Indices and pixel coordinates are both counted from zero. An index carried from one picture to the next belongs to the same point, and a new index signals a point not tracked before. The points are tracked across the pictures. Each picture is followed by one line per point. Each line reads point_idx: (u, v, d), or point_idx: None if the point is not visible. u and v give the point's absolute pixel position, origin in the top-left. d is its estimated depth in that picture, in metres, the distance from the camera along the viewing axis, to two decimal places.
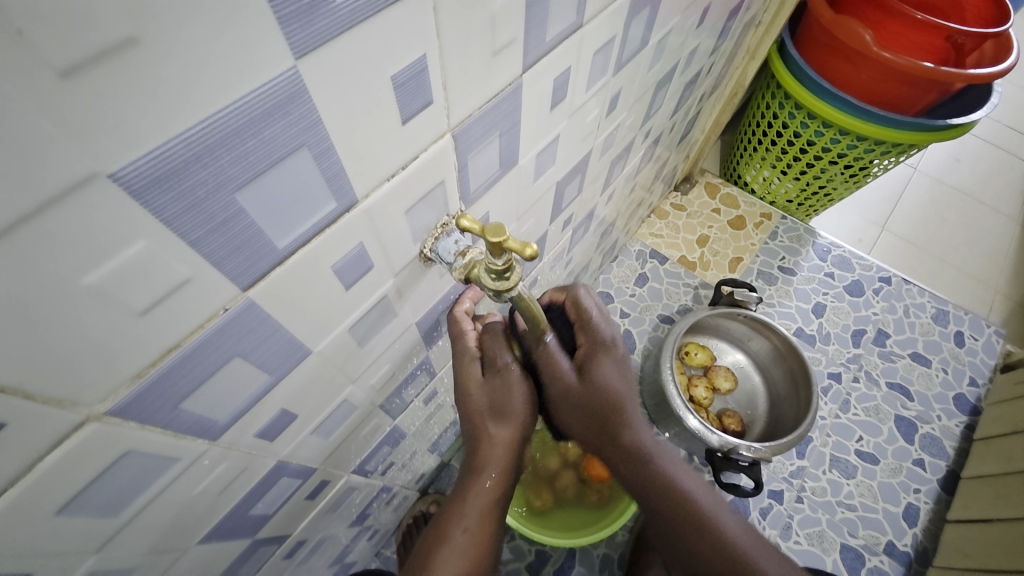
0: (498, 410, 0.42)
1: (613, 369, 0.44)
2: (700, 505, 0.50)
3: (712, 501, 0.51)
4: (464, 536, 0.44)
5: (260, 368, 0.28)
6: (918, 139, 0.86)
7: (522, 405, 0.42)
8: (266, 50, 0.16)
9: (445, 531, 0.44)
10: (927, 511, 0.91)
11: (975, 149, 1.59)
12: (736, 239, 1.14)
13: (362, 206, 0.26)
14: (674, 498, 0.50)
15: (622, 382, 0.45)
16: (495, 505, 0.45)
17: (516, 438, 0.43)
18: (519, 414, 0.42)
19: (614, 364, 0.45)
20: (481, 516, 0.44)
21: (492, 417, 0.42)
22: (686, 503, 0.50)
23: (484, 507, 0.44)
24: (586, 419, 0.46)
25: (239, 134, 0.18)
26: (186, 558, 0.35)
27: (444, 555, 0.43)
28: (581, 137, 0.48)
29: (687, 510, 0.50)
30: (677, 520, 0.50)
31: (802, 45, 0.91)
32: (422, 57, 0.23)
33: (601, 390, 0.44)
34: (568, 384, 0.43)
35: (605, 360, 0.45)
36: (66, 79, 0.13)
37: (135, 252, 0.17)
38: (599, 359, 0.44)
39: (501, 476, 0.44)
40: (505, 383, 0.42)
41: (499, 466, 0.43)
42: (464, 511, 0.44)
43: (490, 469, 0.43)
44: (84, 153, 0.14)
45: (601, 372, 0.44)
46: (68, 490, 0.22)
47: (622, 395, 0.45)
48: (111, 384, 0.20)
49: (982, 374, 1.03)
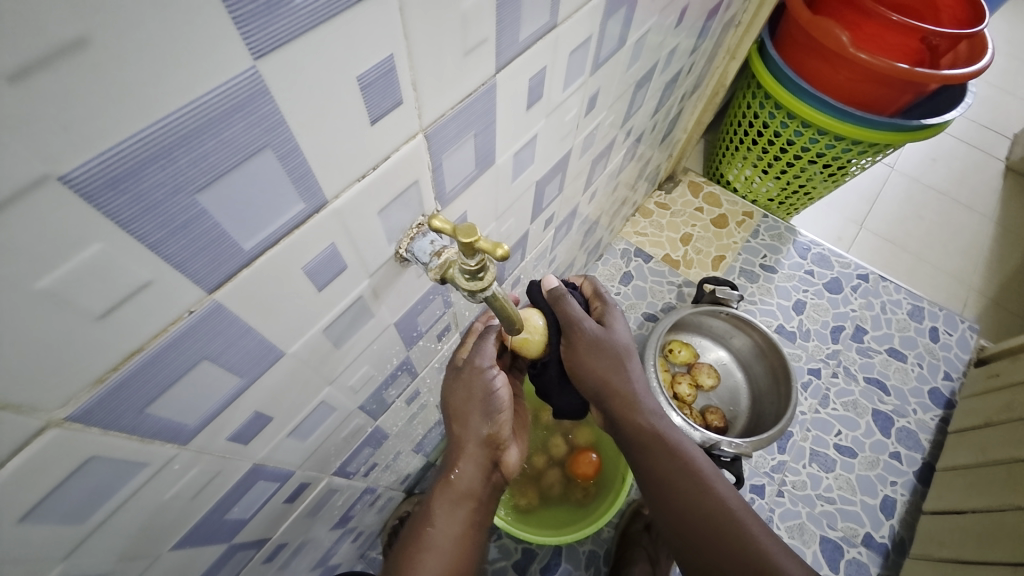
0: (463, 413, 0.46)
1: (620, 326, 0.52)
2: (702, 472, 0.51)
3: (712, 470, 0.53)
4: (430, 531, 0.46)
5: (230, 371, 0.27)
6: (894, 138, 0.88)
7: (478, 411, 0.46)
8: (224, 50, 0.16)
9: (421, 531, 0.47)
10: (904, 502, 0.93)
11: (950, 149, 1.63)
12: (719, 238, 1.16)
13: (332, 207, 0.25)
14: (677, 460, 0.51)
15: (627, 340, 0.52)
16: (466, 503, 0.47)
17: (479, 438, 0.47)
18: (476, 418, 0.46)
19: (620, 323, 0.52)
20: (449, 513, 0.47)
21: (455, 419, 0.47)
22: (687, 466, 0.51)
23: (460, 501, 0.47)
24: (603, 367, 0.49)
25: (200, 135, 0.17)
26: (160, 565, 0.35)
27: (422, 552, 0.45)
28: (560, 137, 0.48)
29: (689, 474, 0.51)
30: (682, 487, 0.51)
31: (782, 46, 0.92)
32: (389, 57, 0.22)
33: (614, 338, 0.50)
34: (586, 332, 0.48)
35: (614, 319, 0.52)
36: (9, 81, 0.13)
37: (90, 255, 0.17)
38: (611, 317, 0.52)
39: (471, 473, 0.47)
40: (467, 383, 0.46)
41: (471, 462, 0.47)
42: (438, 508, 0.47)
43: (462, 465, 0.47)
44: (31, 155, 0.14)
45: (612, 327, 0.51)
46: (28, 498, 0.22)
47: (628, 350, 0.51)
48: (70, 389, 0.20)
49: (956, 368, 1.05)
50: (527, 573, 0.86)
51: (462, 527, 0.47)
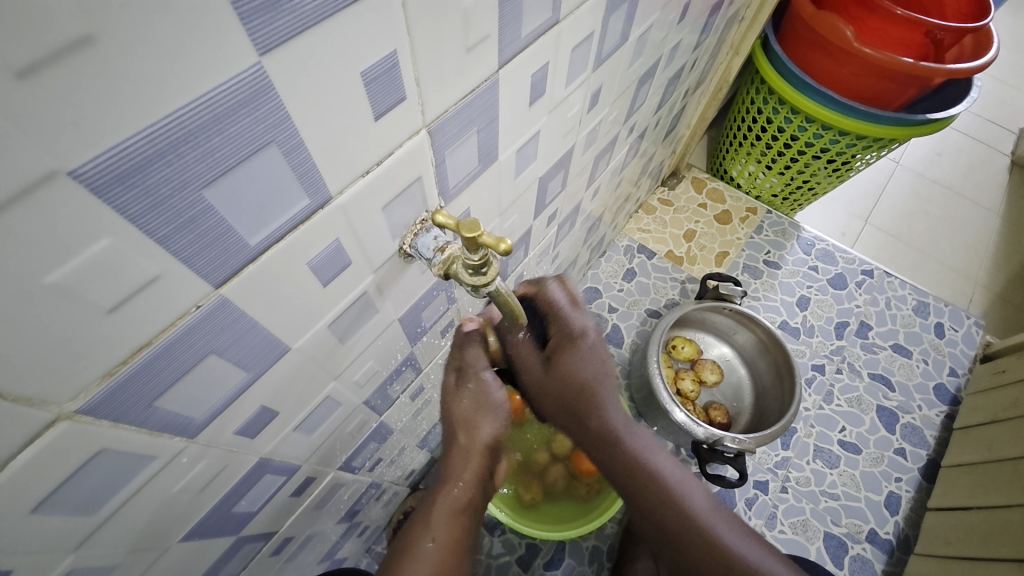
0: (469, 420, 0.43)
1: (580, 359, 0.46)
2: (670, 485, 0.50)
3: (683, 478, 0.51)
4: (431, 546, 0.42)
5: (237, 365, 0.28)
6: (898, 133, 0.88)
7: (488, 416, 0.43)
8: (228, 46, 0.16)
9: (412, 544, 0.43)
10: (908, 499, 0.93)
11: (956, 143, 1.62)
12: (722, 234, 1.15)
13: (336, 202, 0.26)
14: (645, 479, 0.50)
15: (590, 370, 0.47)
16: (465, 513, 0.44)
17: (486, 445, 0.44)
18: (485, 424, 0.43)
19: (584, 354, 0.47)
20: (450, 523, 0.43)
21: (462, 426, 0.43)
22: (655, 483, 0.50)
23: (456, 513, 0.44)
24: (558, 406, 0.49)
25: (204, 131, 0.18)
26: (169, 557, 0.35)
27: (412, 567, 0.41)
28: (562, 133, 0.48)
29: (659, 489, 0.50)
30: (653, 506, 0.51)
31: (785, 40, 0.92)
32: (393, 53, 0.23)
33: (569, 378, 0.46)
34: (535, 377, 0.47)
35: (572, 350, 0.46)
36: (22, 77, 0.13)
37: (100, 250, 0.17)
38: (567, 352, 0.46)
39: (470, 483, 0.44)
40: (474, 388, 0.43)
41: (470, 471, 0.44)
42: (433, 519, 0.44)
43: (464, 475, 0.44)
44: (41, 151, 0.14)
45: (568, 364, 0.46)
46: (40, 489, 0.22)
47: (592, 381, 0.47)
48: (81, 382, 0.20)
49: (962, 364, 1.05)
50: (531, 568, 0.86)
51: (462, 538, 0.44)
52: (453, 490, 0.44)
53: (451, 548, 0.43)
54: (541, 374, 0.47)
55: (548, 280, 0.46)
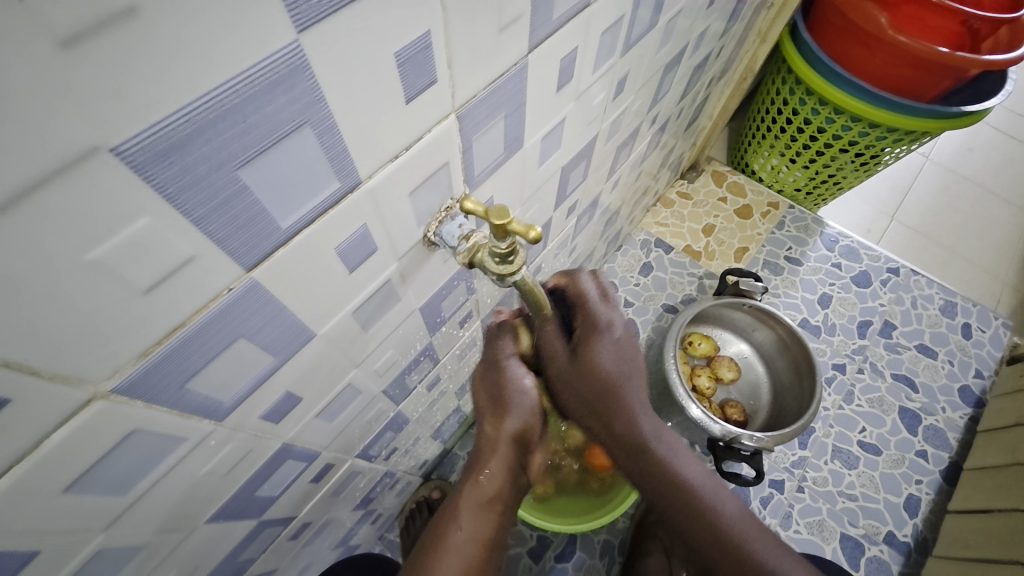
0: (496, 406, 0.43)
1: (607, 351, 0.44)
2: (700, 493, 0.49)
3: (713, 484, 0.50)
4: (460, 535, 0.42)
5: (265, 350, 0.28)
6: (929, 126, 0.85)
7: (513, 409, 0.42)
8: (268, 22, 0.16)
9: (441, 533, 0.43)
10: (928, 501, 0.91)
11: (988, 139, 1.56)
12: (742, 229, 1.13)
13: (365, 187, 0.25)
14: (673, 486, 0.48)
15: (615, 363, 0.45)
16: (491, 505, 0.43)
17: (512, 437, 0.43)
18: (512, 414, 0.42)
19: (610, 343, 0.45)
20: (477, 515, 0.43)
21: (487, 414, 0.44)
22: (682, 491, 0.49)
23: (486, 504, 0.43)
24: (584, 401, 0.46)
25: (242, 109, 0.17)
26: (193, 538, 0.36)
27: (443, 560, 0.41)
28: (586, 122, 0.47)
29: (687, 496, 0.49)
30: (680, 515, 0.49)
31: (815, 28, 0.89)
32: (426, 33, 0.22)
33: (596, 369, 0.44)
34: (561, 365, 0.45)
35: (598, 340, 0.44)
36: (67, 49, 0.13)
37: (138, 229, 0.17)
38: (594, 342, 0.44)
39: (500, 474, 0.43)
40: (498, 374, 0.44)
41: (499, 462, 0.43)
42: (463, 508, 0.43)
43: (492, 464, 0.43)
44: (84, 125, 0.14)
45: (595, 354, 0.44)
46: (75, 467, 0.22)
47: (618, 376, 0.45)
48: (117, 362, 0.20)
49: (988, 366, 1.02)
50: (542, 560, 0.86)
51: (491, 530, 0.43)
52: (478, 482, 0.43)
53: (481, 537, 0.43)
54: (567, 363, 0.44)
55: (579, 270, 0.45)
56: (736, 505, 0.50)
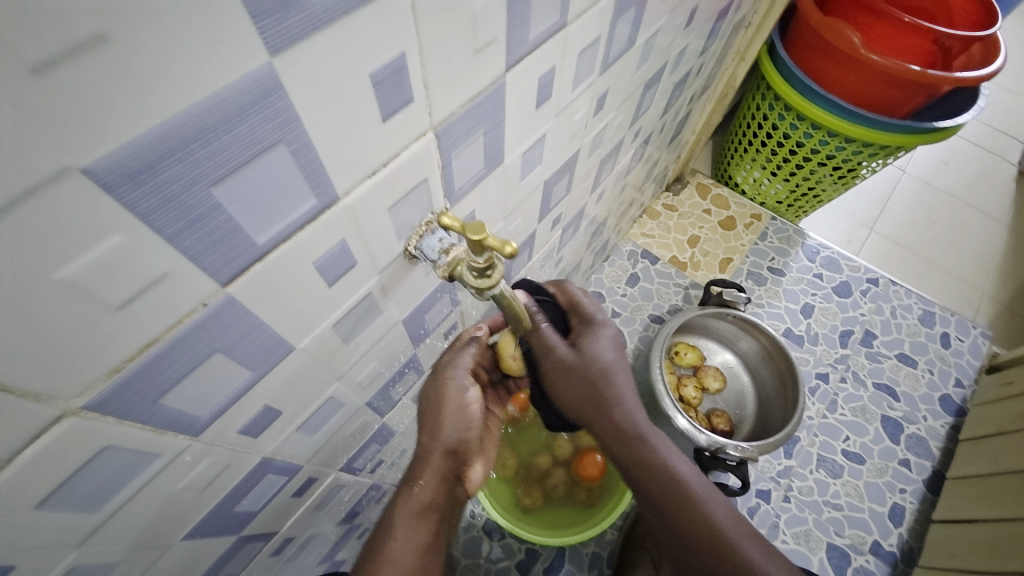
0: (435, 420, 0.44)
1: (603, 344, 0.47)
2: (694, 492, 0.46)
3: (706, 486, 0.47)
4: (393, 546, 0.41)
5: (242, 364, 0.28)
6: (905, 141, 0.87)
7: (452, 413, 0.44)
8: (240, 46, 0.17)
9: (380, 549, 0.41)
10: (912, 510, 0.92)
11: (963, 152, 1.61)
12: (726, 240, 1.15)
13: (343, 203, 0.26)
14: (664, 484, 0.46)
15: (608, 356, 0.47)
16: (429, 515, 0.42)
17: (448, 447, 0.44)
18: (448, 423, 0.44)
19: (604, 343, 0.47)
20: (412, 526, 0.41)
21: (427, 424, 0.44)
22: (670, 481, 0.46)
23: (423, 516, 0.42)
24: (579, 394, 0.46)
25: (214, 129, 0.18)
26: (170, 555, 0.35)
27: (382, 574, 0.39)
28: (568, 137, 0.48)
29: (681, 497, 0.46)
30: (665, 505, 0.46)
31: (792, 46, 0.92)
32: (402, 54, 0.23)
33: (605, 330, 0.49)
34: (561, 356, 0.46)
35: (591, 335, 0.47)
36: (37, 74, 0.13)
37: (110, 247, 0.18)
38: (590, 336, 0.47)
39: (433, 483, 0.43)
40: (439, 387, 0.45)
41: (433, 472, 0.43)
42: (396, 521, 0.42)
43: (425, 475, 0.43)
44: (55, 147, 0.14)
45: (590, 347, 0.47)
46: (45, 485, 0.22)
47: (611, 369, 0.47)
48: (88, 378, 0.20)
49: (968, 375, 1.04)
50: (530, 573, 0.86)
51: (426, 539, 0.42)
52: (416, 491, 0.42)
53: (421, 546, 0.41)
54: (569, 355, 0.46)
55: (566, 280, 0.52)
56: (729, 509, 0.47)
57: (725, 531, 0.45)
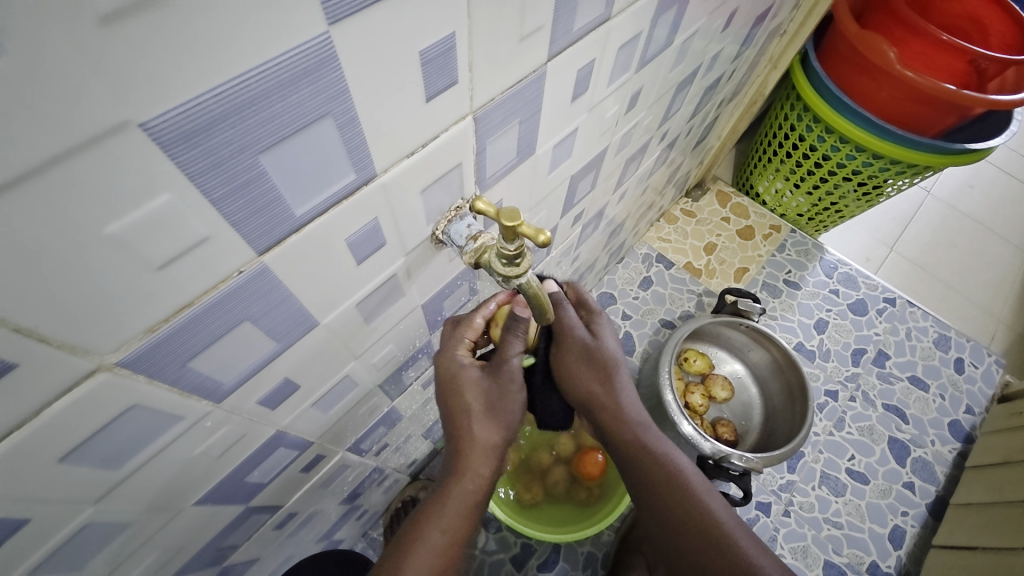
0: (492, 414, 0.43)
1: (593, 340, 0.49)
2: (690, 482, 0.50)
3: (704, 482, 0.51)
4: (440, 537, 0.42)
5: (267, 335, 0.28)
6: (934, 162, 0.86)
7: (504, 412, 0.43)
8: (299, 13, 0.16)
9: (419, 530, 0.42)
10: (913, 534, 0.91)
11: (990, 177, 1.58)
12: (743, 250, 1.14)
13: (380, 181, 0.26)
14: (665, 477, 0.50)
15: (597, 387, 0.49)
16: (476, 506, 0.44)
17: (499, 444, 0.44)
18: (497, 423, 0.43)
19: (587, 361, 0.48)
20: (457, 516, 0.43)
21: (479, 419, 0.43)
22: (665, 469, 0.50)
23: (467, 506, 0.43)
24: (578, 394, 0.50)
25: (268, 96, 0.18)
26: (181, 519, 0.36)
27: (418, 554, 0.41)
28: (598, 133, 0.48)
29: (678, 489, 0.50)
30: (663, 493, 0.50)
31: (825, 58, 0.90)
32: (451, 35, 0.23)
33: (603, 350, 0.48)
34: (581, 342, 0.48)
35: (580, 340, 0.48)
36: (105, 25, 0.13)
37: (158, 206, 0.18)
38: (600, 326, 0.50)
39: (481, 473, 0.43)
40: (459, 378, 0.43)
41: (484, 466, 0.43)
42: (443, 508, 0.43)
43: (476, 469, 0.43)
44: (115, 101, 0.14)
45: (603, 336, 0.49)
46: (72, 438, 0.23)
47: (608, 366, 0.49)
48: (124, 335, 0.21)
49: (979, 402, 1.03)
50: (524, 567, 0.86)
51: (468, 528, 0.44)
52: (467, 486, 0.43)
53: (457, 533, 0.43)
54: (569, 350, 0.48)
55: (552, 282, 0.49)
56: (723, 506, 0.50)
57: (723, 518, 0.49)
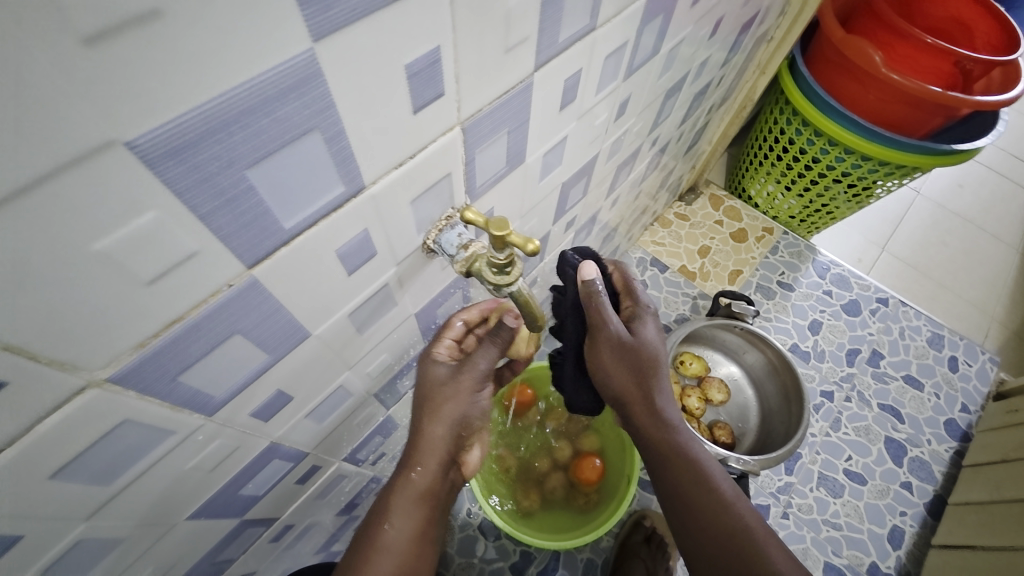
0: (439, 400, 0.42)
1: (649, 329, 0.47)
2: (721, 487, 0.46)
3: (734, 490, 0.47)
4: (389, 532, 0.40)
5: (259, 348, 0.28)
6: (923, 162, 0.87)
7: (451, 396, 0.43)
8: (284, 30, 0.17)
9: (372, 534, 0.40)
10: (912, 534, 0.91)
11: (979, 177, 1.60)
12: (736, 253, 1.15)
13: (368, 193, 0.26)
14: (694, 474, 0.46)
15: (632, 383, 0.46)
16: (427, 501, 0.42)
17: (450, 433, 0.43)
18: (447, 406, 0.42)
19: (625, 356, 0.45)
20: (409, 511, 0.41)
21: (428, 409, 0.42)
22: (696, 469, 0.46)
23: (419, 502, 0.42)
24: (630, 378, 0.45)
25: (254, 112, 0.18)
26: (174, 534, 0.36)
27: (375, 559, 0.39)
28: (588, 140, 0.48)
29: (707, 491, 0.46)
30: (687, 492, 0.46)
31: (812, 62, 0.92)
32: (436, 49, 0.23)
33: (644, 345, 0.46)
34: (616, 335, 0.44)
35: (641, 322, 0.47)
36: (90, 46, 0.13)
37: (145, 222, 0.18)
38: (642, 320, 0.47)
39: (433, 469, 0.42)
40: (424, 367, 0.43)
41: (432, 458, 0.42)
42: (393, 505, 0.41)
43: (424, 460, 0.42)
44: (102, 120, 0.15)
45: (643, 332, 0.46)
46: (62, 455, 0.22)
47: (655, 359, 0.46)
48: (113, 350, 0.21)
49: (974, 401, 1.03)
50: None
51: (422, 528, 0.41)
52: (414, 478, 0.42)
53: (414, 534, 0.41)
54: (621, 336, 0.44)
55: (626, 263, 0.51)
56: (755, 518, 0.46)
57: (753, 531, 0.45)
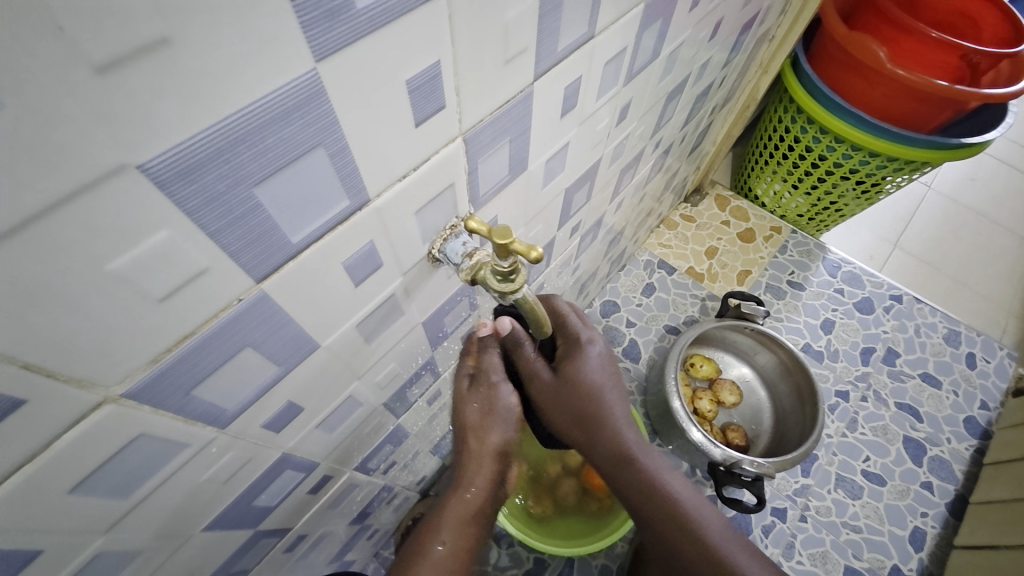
0: (482, 427, 0.43)
1: (591, 362, 0.47)
2: (685, 504, 0.51)
3: (697, 500, 0.52)
4: (440, 550, 0.42)
5: (269, 360, 0.28)
6: (932, 157, 0.86)
7: (497, 423, 0.42)
8: (288, 50, 0.17)
9: (425, 549, 0.43)
10: (934, 535, 0.89)
11: (991, 170, 1.57)
12: (745, 253, 1.14)
13: (373, 205, 0.26)
14: (658, 499, 0.50)
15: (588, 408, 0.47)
16: (476, 519, 0.44)
17: (499, 454, 0.44)
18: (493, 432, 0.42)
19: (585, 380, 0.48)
20: (460, 529, 0.43)
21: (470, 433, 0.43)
22: (660, 493, 0.50)
23: (469, 520, 0.43)
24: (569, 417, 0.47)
25: (260, 131, 0.19)
26: (190, 545, 0.36)
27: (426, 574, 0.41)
28: (590, 146, 0.48)
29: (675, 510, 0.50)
30: (657, 512, 0.51)
31: (816, 60, 0.91)
32: (436, 63, 0.23)
33: (580, 383, 0.46)
34: (545, 382, 0.45)
35: (577, 357, 0.47)
36: (101, 74, 0.14)
37: (157, 241, 0.18)
38: (579, 355, 0.47)
39: (485, 488, 0.44)
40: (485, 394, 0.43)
41: (483, 477, 0.44)
42: (443, 523, 0.43)
43: (476, 480, 0.43)
44: (115, 145, 0.15)
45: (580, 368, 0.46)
46: (80, 470, 0.23)
47: (599, 388, 0.47)
48: (128, 366, 0.21)
49: (994, 397, 1.01)
50: None
51: (472, 543, 0.43)
52: (464, 498, 0.43)
53: (464, 551, 0.43)
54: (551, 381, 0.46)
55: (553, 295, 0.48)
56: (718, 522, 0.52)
57: (715, 538, 0.50)
